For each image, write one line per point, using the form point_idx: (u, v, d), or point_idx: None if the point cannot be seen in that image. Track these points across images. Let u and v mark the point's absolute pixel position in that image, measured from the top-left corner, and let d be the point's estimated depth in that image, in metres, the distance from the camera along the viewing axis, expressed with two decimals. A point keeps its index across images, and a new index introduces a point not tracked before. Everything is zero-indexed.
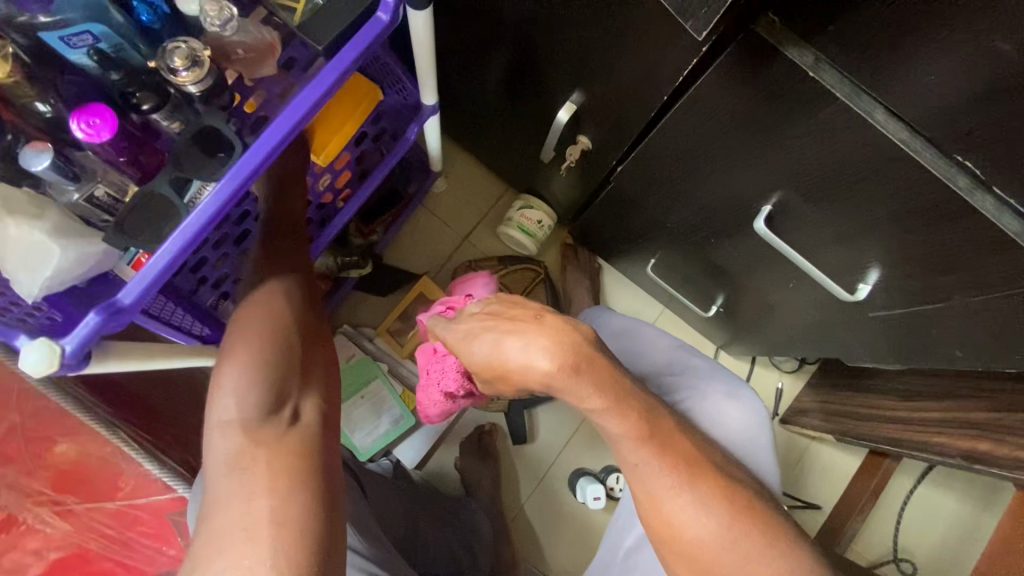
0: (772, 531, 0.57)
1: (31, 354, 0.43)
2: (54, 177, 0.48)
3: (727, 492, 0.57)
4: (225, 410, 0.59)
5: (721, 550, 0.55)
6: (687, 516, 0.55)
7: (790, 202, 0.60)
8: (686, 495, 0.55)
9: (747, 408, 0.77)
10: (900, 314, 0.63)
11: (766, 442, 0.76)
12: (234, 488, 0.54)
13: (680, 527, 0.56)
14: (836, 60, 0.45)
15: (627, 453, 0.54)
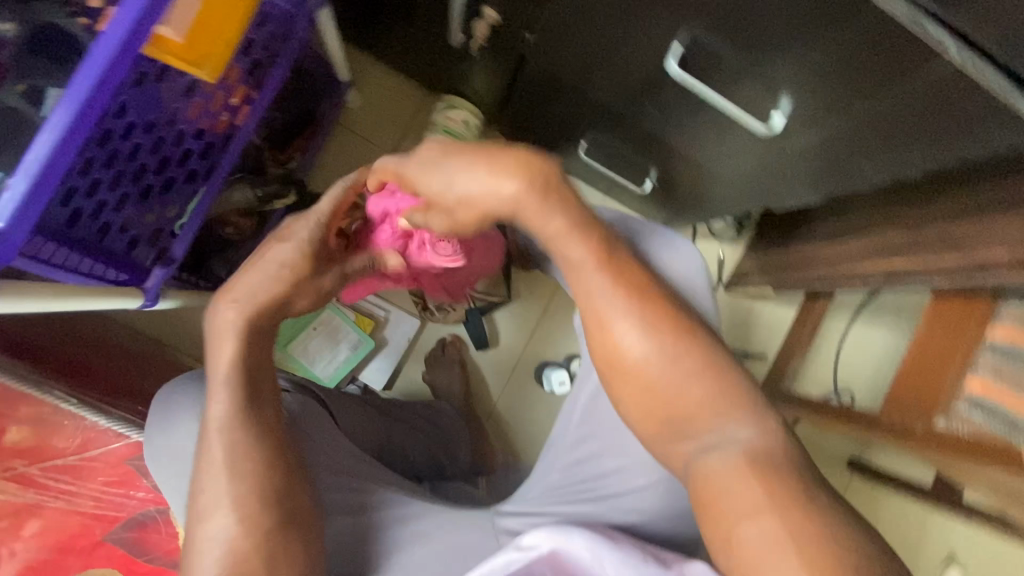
0: (714, 360, 0.57)
1: None
2: None
3: (670, 315, 0.57)
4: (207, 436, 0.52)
5: (664, 375, 0.56)
6: (643, 359, 0.56)
7: (698, 37, 0.59)
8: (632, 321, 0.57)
9: (687, 259, 0.74)
10: (814, 139, 0.65)
11: (706, 290, 0.74)
12: (218, 495, 0.51)
13: (631, 367, 0.57)
14: None
15: (577, 267, 0.58)
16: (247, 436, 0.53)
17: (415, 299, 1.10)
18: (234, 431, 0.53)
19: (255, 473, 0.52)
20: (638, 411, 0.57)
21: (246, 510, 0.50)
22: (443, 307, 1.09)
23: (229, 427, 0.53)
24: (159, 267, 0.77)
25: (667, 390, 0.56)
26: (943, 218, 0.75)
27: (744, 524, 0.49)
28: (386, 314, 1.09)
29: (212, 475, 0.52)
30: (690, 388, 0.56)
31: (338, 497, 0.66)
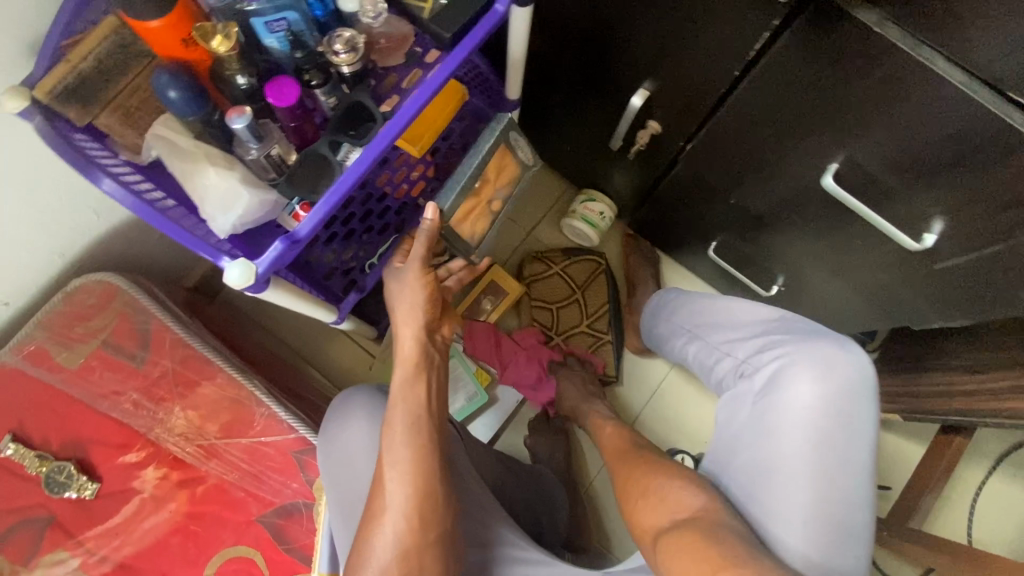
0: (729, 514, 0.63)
1: (235, 270, 0.52)
2: (245, 136, 0.57)
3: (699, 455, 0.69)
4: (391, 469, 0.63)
5: (727, 534, 0.59)
6: (670, 493, 0.66)
7: (854, 159, 0.66)
8: (665, 479, 0.68)
9: (854, 372, 0.67)
10: (964, 262, 0.67)
11: (866, 425, 0.66)
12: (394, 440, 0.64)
13: (659, 500, 0.67)
14: (901, 20, 0.51)
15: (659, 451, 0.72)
16: (430, 488, 0.62)
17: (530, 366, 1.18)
18: (411, 468, 0.62)
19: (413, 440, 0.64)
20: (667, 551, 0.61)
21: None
22: None
23: (416, 491, 0.61)
24: (353, 292, 0.92)
25: (682, 519, 0.63)
26: None
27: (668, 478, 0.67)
28: None
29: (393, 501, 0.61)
30: (719, 529, 0.60)
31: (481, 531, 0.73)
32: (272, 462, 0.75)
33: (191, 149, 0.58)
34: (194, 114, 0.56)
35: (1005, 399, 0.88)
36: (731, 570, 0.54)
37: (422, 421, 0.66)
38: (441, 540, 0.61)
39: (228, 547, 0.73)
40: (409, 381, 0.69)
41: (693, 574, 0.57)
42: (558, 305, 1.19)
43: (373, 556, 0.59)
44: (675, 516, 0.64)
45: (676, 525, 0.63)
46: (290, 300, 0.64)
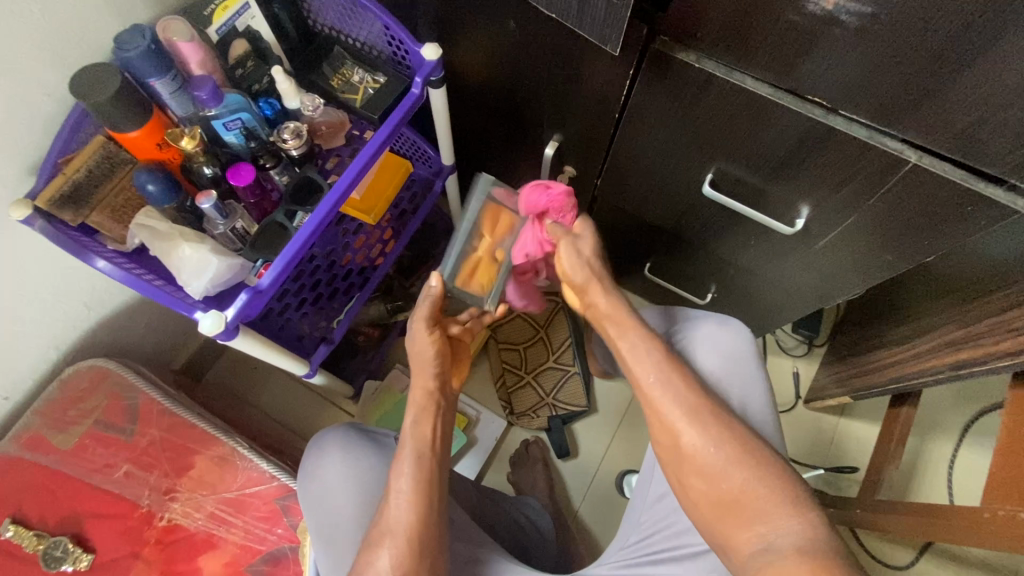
0: (746, 450, 0.65)
1: (207, 320, 0.62)
2: (213, 214, 0.69)
3: (729, 426, 0.67)
4: (393, 502, 0.66)
5: (735, 480, 0.64)
6: (700, 443, 0.66)
7: (723, 168, 0.80)
8: (696, 421, 0.67)
9: (735, 337, 0.80)
10: (835, 236, 0.79)
11: (758, 379, 0.78)
12: (403, 498, 0.66)
13: (676, 434, 0.68)
14: (710, 54, 0.65)
15: (683, 426, 0.67)
16: (429, 515, 0.66)
17: (503, 404, 1.24)
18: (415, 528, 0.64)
19: (411, 495, 0.66)
20: (697, 495, 0.66)
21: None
22: (528, 412, 1.23)
23: (415, 518, 0.65)
24: (321, 346, 1.01)
25: (709, 475, 0.65)
26: (1002, 302, 0.82)
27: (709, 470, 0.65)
28: (478, 413, 1.24)
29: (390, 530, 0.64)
30: (735, 475, 0.64)
31: (462, 546, 0.77)
32: (258, 511, 0.80)
33: (167, 231, 0.69)
34: (170, 202, 0.69)
35: (924, 358, 0.97)
36: (753, 521, 0.62)
37: (424, 463, 0.68)
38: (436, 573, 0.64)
39: None
40: (416, 421, 0.72)
41: (718, 519, 0.65)
42: (524, 344, 1.27)
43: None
44: (704, 468, 0.66)
45: (699, 470, 0.66)
46: (259, 348, 0.73)
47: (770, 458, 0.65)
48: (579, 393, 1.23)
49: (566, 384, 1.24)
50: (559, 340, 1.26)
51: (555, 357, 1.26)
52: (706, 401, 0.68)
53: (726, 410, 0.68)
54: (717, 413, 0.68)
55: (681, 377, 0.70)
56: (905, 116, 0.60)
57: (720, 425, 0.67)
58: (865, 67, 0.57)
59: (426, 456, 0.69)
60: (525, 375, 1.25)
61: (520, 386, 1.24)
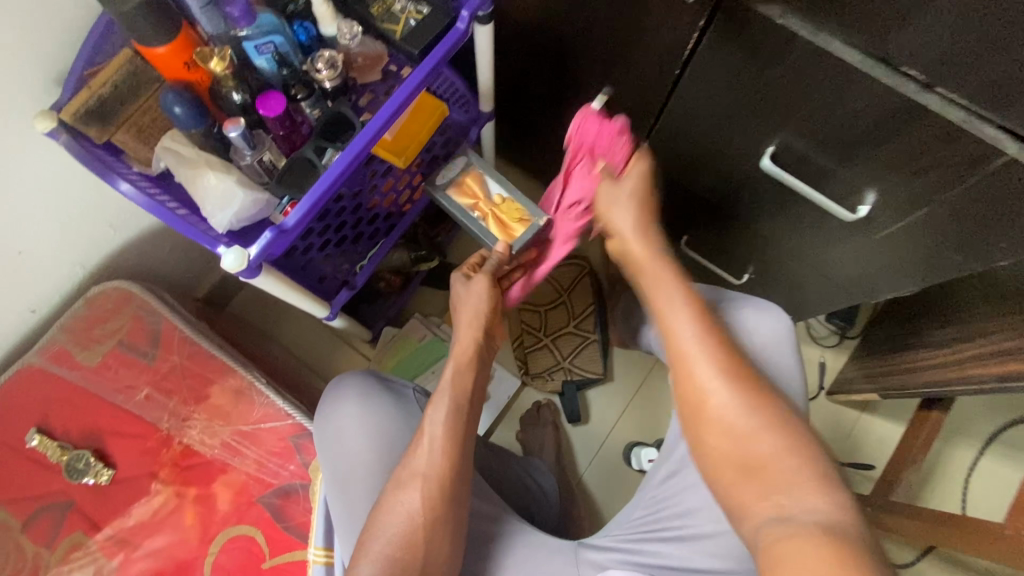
0: (777, 422, 0.64)
1: (230, 256, 0.60)
2: (240, 144, 0.66)
3: (764, 392, 0.66)
4: (426, 442, 0.68)
5: (767, 445, 0.62)
6: (727, 403, 0.65)
7: (788, 142, 0.73)
8: (719, 374, 0.67)
9: (773, 322, 0.78)
10: (899, 229, 0.73)
11: (791, 367, 0.77)
12: (433, 455, 0.68)
13: (704, 398, 0.66)
14: (797, 11, 0.58)
15: (711, 376, 0.67)
16: (458, 468, 0.68)
17: (518, 363, 1.24)
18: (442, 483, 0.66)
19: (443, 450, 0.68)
20: (716, 451, 0.65)
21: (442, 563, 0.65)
22: (543, 374, 1.22)
23: (446, 470, 0.67)
24: (343, 292, 1.01)
25: (731, 439, 0.64)
26: None
27: (737, 428, 0.64)
28: (493, 369, 1.23)
29: (420, 475, 0.66)
30: (761, 439, 0.63)
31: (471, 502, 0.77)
32: (272, 447, 0.81)
33: (193, 157, 0.66)
34: (197, 127, 0.65)
35: (970, 365, 0.91)
36: (774, 491, 0.60)
37: (458, 417, 0.71)
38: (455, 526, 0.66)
39: (231, 527, 0.78)
40: (461, 371, 0.76)
41: (737, 483, 0.63)
42: (546, 306, 1.25)
43: (383, 525, 0.64)
44: (730, 434, 0.64)
45: (720, 434, 0.65)
46: (280, 288, 0.71)
47: (801, 437, 0.63)
48: (597, 360, 1.22)
49: (584, 350, 1.23)
50: (581, 306, 1.25)
51: (575, 322, 1.25)
52: (741, 370, 0.67)
53: (761, 380, 0.67)
54: (751, 378, 0.67)
55: (720, 346, 0.68)
56: (1013, 101, 0.52)
57: (750, 387, 0.66)
58: (977, 40, 0.50)
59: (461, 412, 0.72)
60: (543, 337, 1.23)
61: (537, 347, 1.23)
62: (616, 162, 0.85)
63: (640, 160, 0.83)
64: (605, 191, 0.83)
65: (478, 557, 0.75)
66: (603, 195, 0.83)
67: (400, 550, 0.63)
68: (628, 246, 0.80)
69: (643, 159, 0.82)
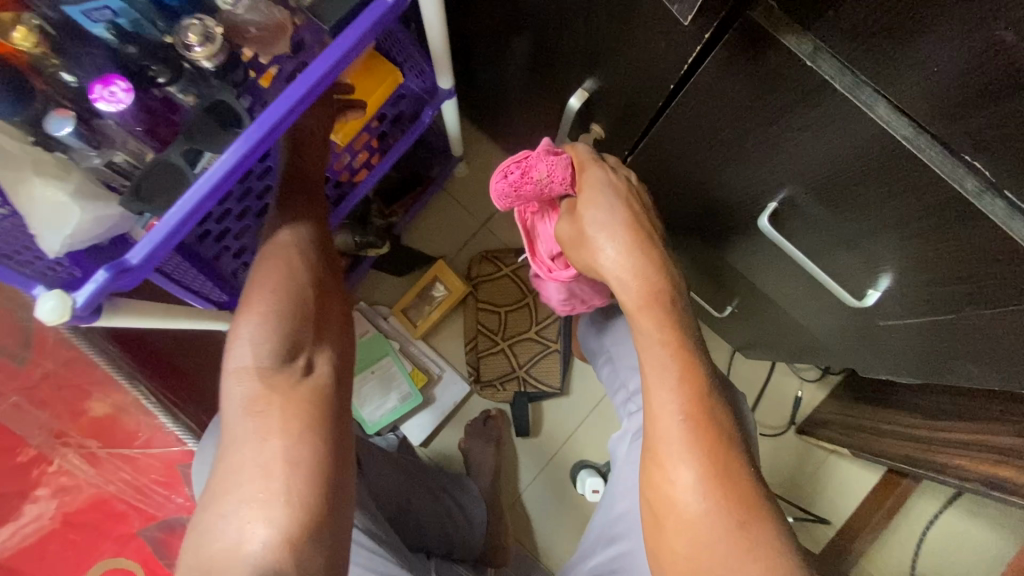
0: (755, 526, 0.50)
1: (47, 303, 0.46)
2: (76, 144, 0.51)
3: (743, 484, 0.51)
4: (259, 283, 0.60)
5: (719, 548, 0.50)
6: (688, 494, 0.52)
7: (797, 199, 0.57)
8: (691, 461, 0.52)
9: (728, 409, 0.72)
10: (911, 323, 0.59)
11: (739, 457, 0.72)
12: (268, 299, 0.59)
13: (675, 501, 0.52)
14: (836, 52, 0.41)
15: (677, 458, 0.52)
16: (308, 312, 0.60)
17: (469, 368, 1.14)
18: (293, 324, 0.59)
19: (293, 288, 0.60)
20: (673, 558, 0.52)
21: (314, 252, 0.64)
22: (494, 382, 1.12)
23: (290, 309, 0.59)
24: None
25: (699, 553, 0.50)
26: None
27: (692, 520, 0.51)
28: (441, 371, 1.13)
29: (278, 258, 0.62)
30: (716, 533, 0.50)
31: None
32: (156, 476, 0.74)
33: (14, 153, 0.50)
34: (14, 116, 0.50)
35: (955, 454, 0.81)
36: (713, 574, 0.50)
37: (296, 259, 0.62)
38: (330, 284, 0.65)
39: (109, 559, 0.72)
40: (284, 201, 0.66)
41: None
42: (507, 308, 1.13)
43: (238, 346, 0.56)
44: (699, 547, 0.50)
45: (687, 547, 0.51)
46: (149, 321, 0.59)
47: (780, 551, 0.50)
48: (554, 372, 1.12)
49: (542, 360, 1.12)
50: (545, 312, 1.13)
51: (537, 328, 1.13)
52: (729, 469, 0.52)
53: (748, 479, 0.52)
54: (732, 465, 0.52)
55: (706, 438, 0.52)
56: None
57: (725, 474, 0.51)
58: None
59: (289, 255, 0.62)
60: (499, 342, 1.12)
61: (491, 352, 1.12)
62: (562, 183, 0.63)
63: (590, 169, 0.62)
64: (582, 222, 0.60)
65: None
66: (566, 230, 0.63)
67: (269, 364, 0.56)
68: (619, 291, 0.58)
69: (596, 168, 0.61)
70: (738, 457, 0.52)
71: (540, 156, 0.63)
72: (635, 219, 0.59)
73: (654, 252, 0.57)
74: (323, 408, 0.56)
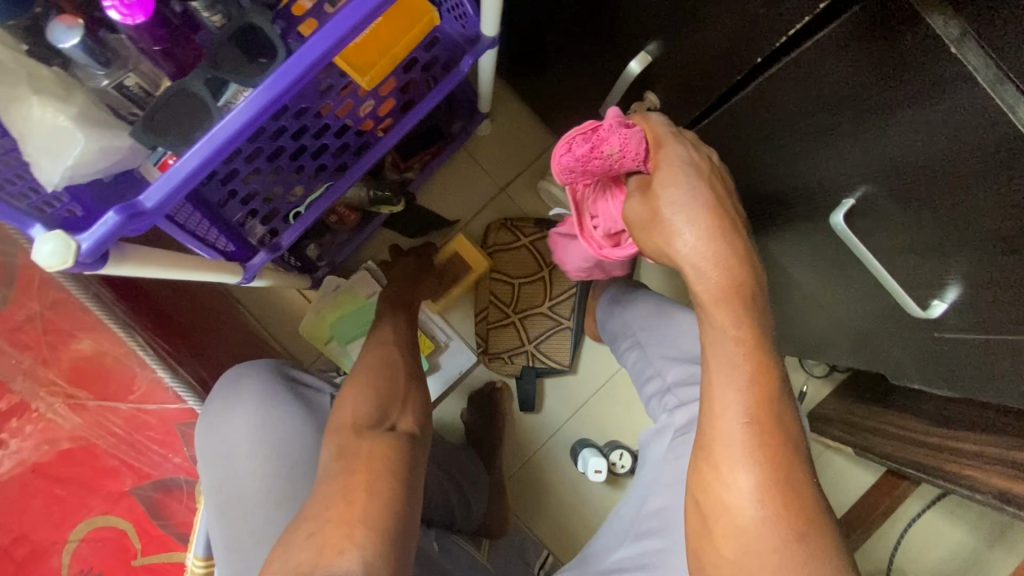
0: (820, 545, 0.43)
1: (47, 246, 0.40)
2: (84, 60, 0.43)
3: (803, 487, 0.44)
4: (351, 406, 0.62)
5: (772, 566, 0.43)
6: (742, 501, 0.44)
7: (876, 199, 0.53)
8: (749, 464, 0.44)
9: None
10: (972, 339, 0.56)
11: None
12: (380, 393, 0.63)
13: (728, 508, 0.44)
14: (989, 34, 0.36)
15: (733, 459, 0.44)
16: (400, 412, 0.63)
17: (478, 338, 1.10)
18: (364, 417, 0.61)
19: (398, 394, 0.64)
20: (720, 569, 0.45)
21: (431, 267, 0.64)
22: (503, 355, 1.09)
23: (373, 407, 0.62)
24: (264, 251, 0.80)
25: (751, 568, 0.43)
26: None
27: (745, 527, 0.44)
28: (449, 340, 1.08)
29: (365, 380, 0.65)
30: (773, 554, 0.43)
31: None
32: (152, 432, 0.69)
33: (9, 65, 0.43)
34: (13, 15, 0.43)
35: (965, 464, 0.80)
36: None
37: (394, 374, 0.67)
38: (395, 380, 0.66)
39: (97, 517, 0.67)
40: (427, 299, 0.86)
41: None
42: (522, 280, 1.08)
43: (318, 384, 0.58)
44: (750, 552, 0.43)
45: (736, 554, 0.44)
46: (156, 270, 0.53)
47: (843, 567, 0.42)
48: (565, 350, 1.08)
49: (554, 336, 1.08)
50: (560, 287, 1.08)
51: (550, 303, 1.09)
52: (794, 481, 0.44)
53: (814, 495, 0.43)
54: (795, 464, 0.44)
55: (773, 447, 0.44)
56: None
57: (787, 486, 0.44)
58: None
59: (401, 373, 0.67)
60: (511, 315, 1.08)
61: (502, 324, 1.08)
62: (635, 160, 0.54)
63: (669, 144, 0.52)
64: (656, 202, 0.50)
65: None
66: (636, 211, 0.53)
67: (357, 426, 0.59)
68: (693, 280, 0.48)
69: (675, 144, 0.51)
70: (804, 477, 0.44)
71: (612, 129, 0.54)
72: (717, 200, 0.48)
73: (736, 236, 0.47)
74: (397, 467, 0.55)
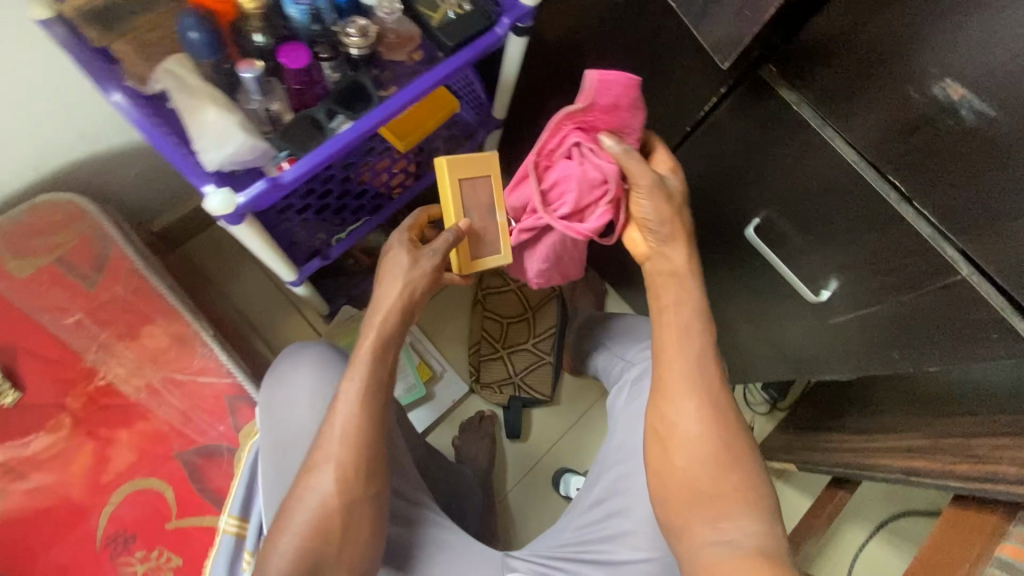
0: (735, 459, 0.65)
1: (216, 199, 0.60)
2: (251, 88, 0.65)
3: (724, 412, 0.66)
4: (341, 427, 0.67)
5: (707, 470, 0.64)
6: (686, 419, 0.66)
7: (772, 218, 0.78)
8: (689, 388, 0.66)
9: None
10: (853, 318, 0.77)
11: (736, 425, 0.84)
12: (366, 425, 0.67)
13: (677, 424, 0.66)
14: (813, 102, 0.63)
15: (683, 379, 0.66)
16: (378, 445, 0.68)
17: (470, 369, 1.24)
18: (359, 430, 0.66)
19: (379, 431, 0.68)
20: (675, 474, 0.65)
21: (423, 272, 0.70)
22: (493, 385, 1.22)
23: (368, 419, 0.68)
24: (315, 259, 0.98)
25: (695, 464, 0.64)
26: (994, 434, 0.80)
27: (688, 445, 0.65)
28: (443, 370, 1.23)
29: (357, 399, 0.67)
30: (704, 459, 0.64)
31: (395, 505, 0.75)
32: (205, 404, 0.88)
33: (197, 88, 0.64)
34: (209, 57, 0.64)
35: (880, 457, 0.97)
36: (717, 513, 0.63)
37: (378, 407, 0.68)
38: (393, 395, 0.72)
39: (141, 478, 0.85)
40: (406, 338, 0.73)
41: (682, 505, 0.65)
42: (510, 320, 1.25)
43: (361, 362, 0.68)
44: (695, 456, 0.65)
45: (685, 459, 0.65)
46: (258, 243, 0.73)
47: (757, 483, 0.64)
48: (547, 382, 1.22)
49: (537, 369, 1.23)
50: (543, 327, 1.25)
51: (534, 340, 1.24)
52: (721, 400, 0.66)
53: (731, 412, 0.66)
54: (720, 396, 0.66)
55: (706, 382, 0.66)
56: (972, 229, 0.57)
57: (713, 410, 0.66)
58: (955, 170, 0.55)
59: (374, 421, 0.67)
60: (500, 349, 1.23)
61: (492, 358, 1.23)
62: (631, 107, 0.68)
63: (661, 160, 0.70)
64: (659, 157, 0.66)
65: (401, 553, 0.74)
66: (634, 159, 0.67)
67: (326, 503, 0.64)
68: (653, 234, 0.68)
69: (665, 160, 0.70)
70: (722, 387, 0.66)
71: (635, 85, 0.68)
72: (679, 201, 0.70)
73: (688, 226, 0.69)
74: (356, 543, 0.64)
